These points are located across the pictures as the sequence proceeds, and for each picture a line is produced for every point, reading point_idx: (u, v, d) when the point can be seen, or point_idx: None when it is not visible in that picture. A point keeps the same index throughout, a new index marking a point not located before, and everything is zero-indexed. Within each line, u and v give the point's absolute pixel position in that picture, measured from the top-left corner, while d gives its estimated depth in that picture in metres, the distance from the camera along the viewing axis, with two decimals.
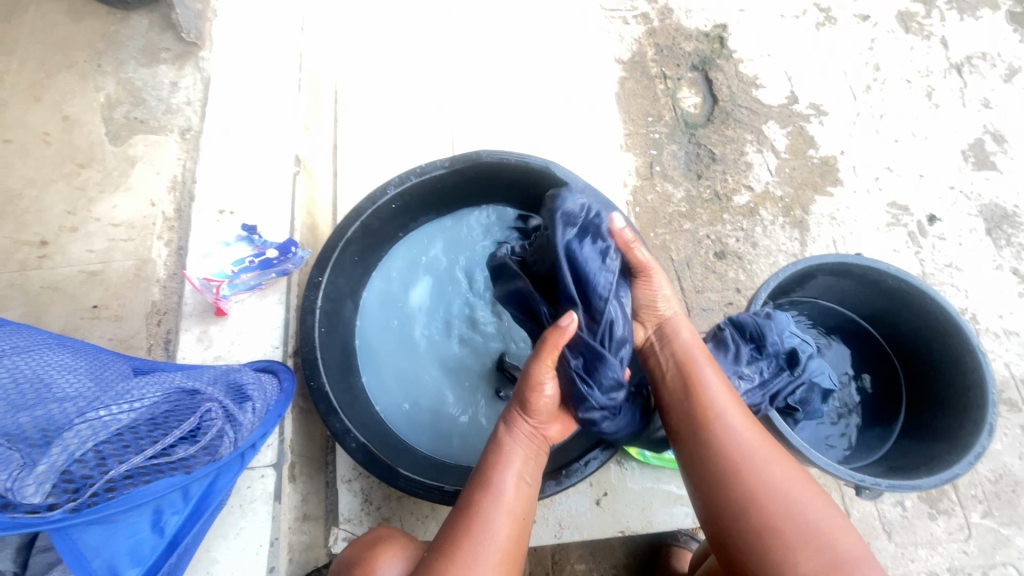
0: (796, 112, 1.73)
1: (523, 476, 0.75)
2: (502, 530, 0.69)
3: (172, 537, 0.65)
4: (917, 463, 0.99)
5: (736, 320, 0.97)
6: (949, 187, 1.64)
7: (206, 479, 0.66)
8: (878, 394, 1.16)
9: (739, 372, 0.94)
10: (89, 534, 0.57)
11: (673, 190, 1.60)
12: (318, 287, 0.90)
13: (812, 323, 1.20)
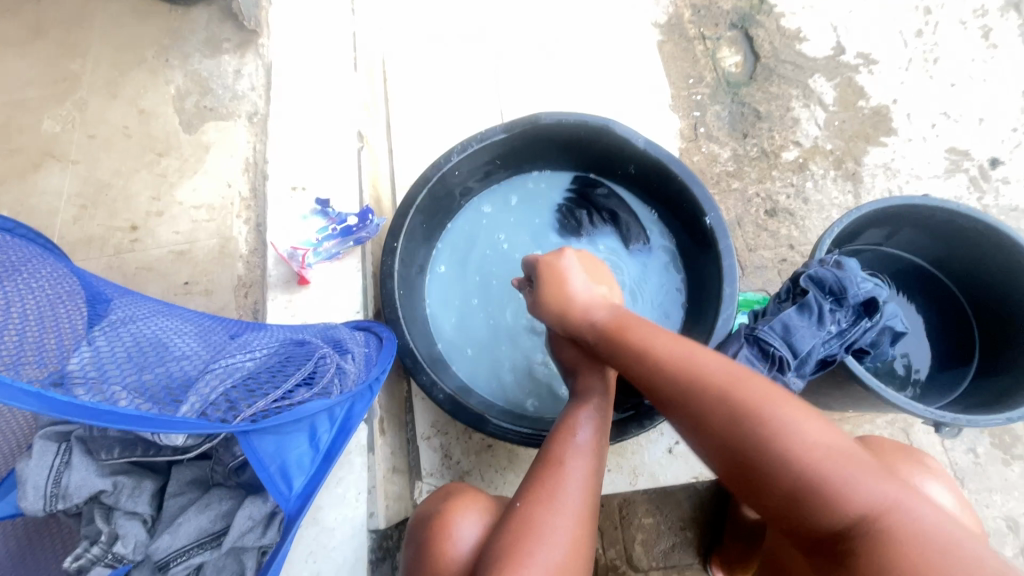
0: (843, 63, 1.68)
1: (598, 430, 0.76)
2: (579, 494, 0.69)
3: (326, 450, 0.70)
4: (996, 399, 0.98)
5: (816, 276, 0.94)
6: (1011, 129, 1.58)
7: (345, 404, 0.73)
8: (950, 338, 1.14)
9: (826, 328, 0.92)
10: (266, 441, 0.61)
11: (719, 150, 1.59)
12: (394, 252, 0.95)
13: (873, 270, 1.19)
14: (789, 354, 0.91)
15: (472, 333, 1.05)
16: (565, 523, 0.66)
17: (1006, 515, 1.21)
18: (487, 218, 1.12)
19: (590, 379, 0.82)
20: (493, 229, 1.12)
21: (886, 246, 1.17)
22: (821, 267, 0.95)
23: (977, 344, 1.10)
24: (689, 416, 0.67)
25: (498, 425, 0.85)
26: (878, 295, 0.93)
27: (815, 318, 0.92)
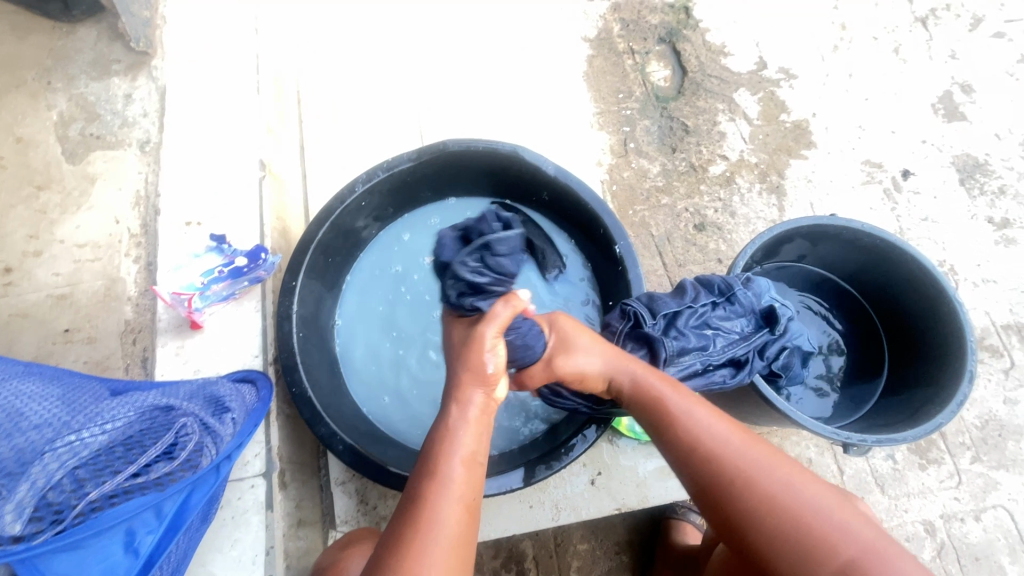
0: (765, 78, 1.73)
1: (475, 455, 0.67)
2: (450, 516, 0.61)
3: (148, 557, 0.62)
4: (904, 412, 1.01)
5: (702, 279, 0.99)
6: (921, 141, 1.64)
7: (180, 495, 0.64)
8: (862, 352, 1.18)
9: (708, 322, 0.95)
10: (59, 562, 0.55)
11: (649, 165, 1.62)
12: (293, 291, 0.90)
13: (791, 286, 1.22)
14: (657, 325, 0.92)
15: (383, 371, 1.00)
16: (439, 554, 0.59)
17: (923, 518, 1.26)
18: (400, 248, 1.08)
19: (464, 387, 0.71)
20: (406, 259, 1.07)
21: (802, 265, 1.19)
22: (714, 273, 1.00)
23: (886, 358, 1.14)
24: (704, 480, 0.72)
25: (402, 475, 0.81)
26: (773, 301, 0.97)
27: (698, 307, 0.95)
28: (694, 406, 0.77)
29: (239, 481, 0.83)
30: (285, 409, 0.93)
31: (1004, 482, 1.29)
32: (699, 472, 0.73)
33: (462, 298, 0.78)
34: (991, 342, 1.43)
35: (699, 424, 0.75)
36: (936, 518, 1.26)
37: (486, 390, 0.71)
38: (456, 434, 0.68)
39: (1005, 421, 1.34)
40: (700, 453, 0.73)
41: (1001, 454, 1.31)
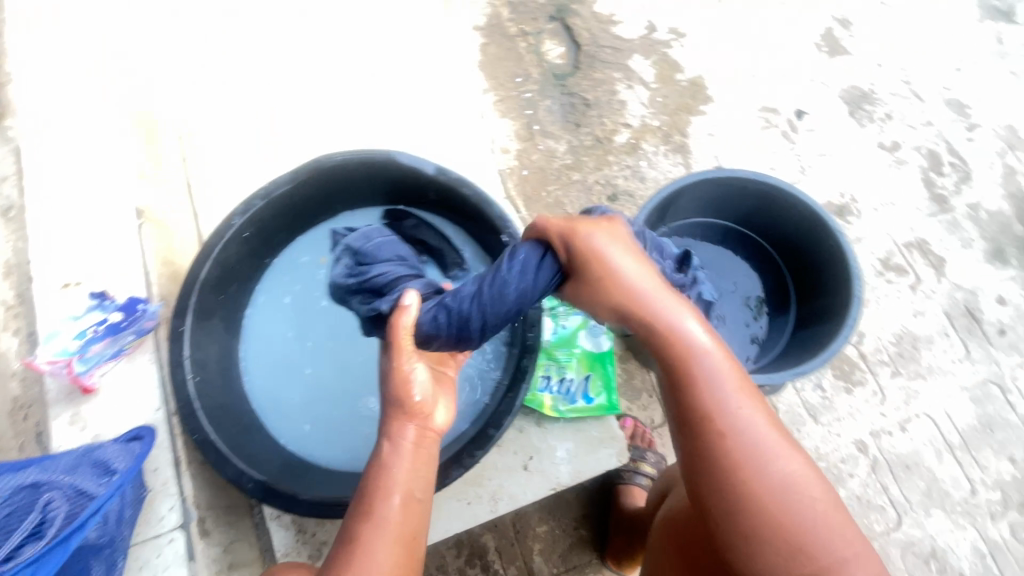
0: (656, 40, 1.76)
1: (413, 492, 0.69)
2: (385, 555, 0.64)
3: None
4: (807, 345, 1.06)
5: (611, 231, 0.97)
6: (810, 80, 1.70)
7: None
8: (770, 294, 1.23)
9: (647, 251, 0.84)
10: None
11: (556, 145, 1.64)
12: (182, 336, 0.87)
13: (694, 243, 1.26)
14: None
15: (299, 399, 0.99)
16: None
17: (856, 439, 1.32)
18: (298, 271, 1.06)
19: (393, 423, 0.73)
20: (305, 282, 1.06)
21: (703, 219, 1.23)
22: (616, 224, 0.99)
23: (790, 296, 1.19)
24: (714, 447, 0.64)
25: (314, 500, 0.79)
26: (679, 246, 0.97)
27: None
28: (722, 373, 0.67)
29: (157, 538, 0.84)
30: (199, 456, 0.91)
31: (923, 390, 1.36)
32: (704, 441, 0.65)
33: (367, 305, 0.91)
34: (898, 262, 1.50)
35: (723, 389, 0.66)
36: (868, 436, 1.33)
37: (416, 423, 0.74)
38: (391, 476, 0.69)
39: (917, 333, 1.41)
40: (713, 426, 0.65)
41: (917, 365, 1.38)
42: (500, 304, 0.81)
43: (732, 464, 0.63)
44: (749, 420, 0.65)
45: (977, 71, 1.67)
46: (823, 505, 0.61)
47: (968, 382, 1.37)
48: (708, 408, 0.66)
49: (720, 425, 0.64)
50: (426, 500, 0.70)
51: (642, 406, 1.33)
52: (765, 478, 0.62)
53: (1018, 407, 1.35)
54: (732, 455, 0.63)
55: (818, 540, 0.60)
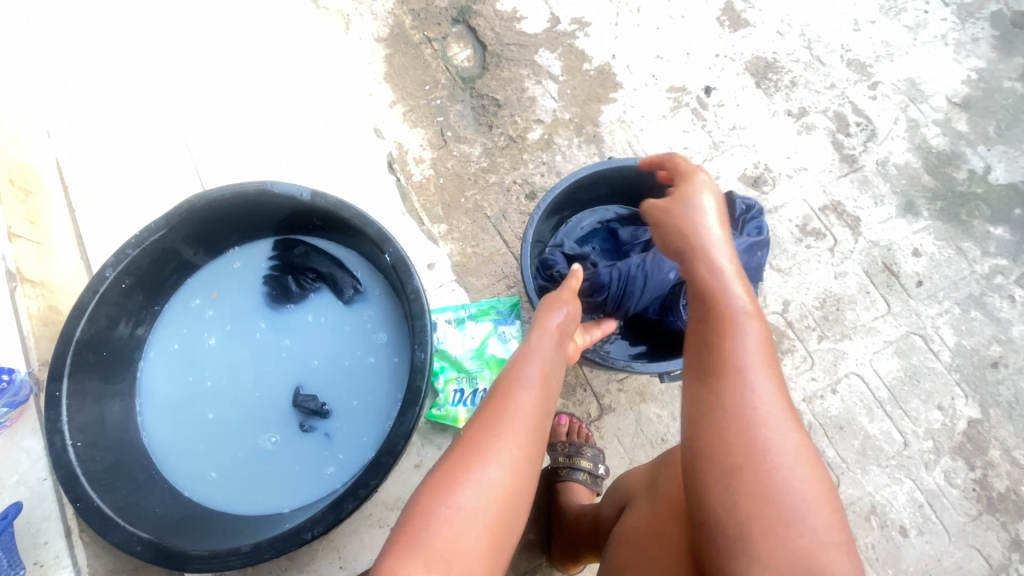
0: (561, 32, 1.75)
1: (518, 456, 0.68)
2: (440, 536, 0.61)
3: None
4: None
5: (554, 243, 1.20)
6: (715, 56, 1.71)
7: None
8: None
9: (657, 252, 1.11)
10: None
11: (470, 149, 1.63)
12: (59, 401, 0.83)
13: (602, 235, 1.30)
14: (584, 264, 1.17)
15: (201, 446, 0.95)
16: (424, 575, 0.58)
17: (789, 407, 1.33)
18: (191, 315, 1.02)
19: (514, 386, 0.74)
20: (199, 325, 1.02)
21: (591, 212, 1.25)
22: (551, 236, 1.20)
23: None
24: (717, 416, 0.66)
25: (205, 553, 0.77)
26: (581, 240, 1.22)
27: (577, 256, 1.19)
28: (754, 340, 0.69)
29: None
30: None
31: (851, 350, 1.37)
32: (713, 408, 0.67)
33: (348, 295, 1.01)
34: (815, 226, 1.52)
35: (744, 355, 0.68)
36: (801, 402, 1.33)
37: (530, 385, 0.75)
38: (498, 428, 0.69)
39: (839, 295, 1.42)
40: (725, 392, 0.67)
41: (843, 326, 1.39)
42: (660, 269, 1.11)
43: (733, 432, 0.65)
44: (759, 395, 0.66)
45: (875, 28, 1.70)
46: (808, 496, 0.61)
47: (892, 336, 1.38)
48: (725, 374, 0.68)
49: (728, 393, 0.66)
50: (522, 469, 0.67)
51: (577, 402, 1.33)
52: (762, 454, 0.63)
53: (942, 356, 1.37)
54: (735, 426, 0.65)
55: (802, 524, 0.59)
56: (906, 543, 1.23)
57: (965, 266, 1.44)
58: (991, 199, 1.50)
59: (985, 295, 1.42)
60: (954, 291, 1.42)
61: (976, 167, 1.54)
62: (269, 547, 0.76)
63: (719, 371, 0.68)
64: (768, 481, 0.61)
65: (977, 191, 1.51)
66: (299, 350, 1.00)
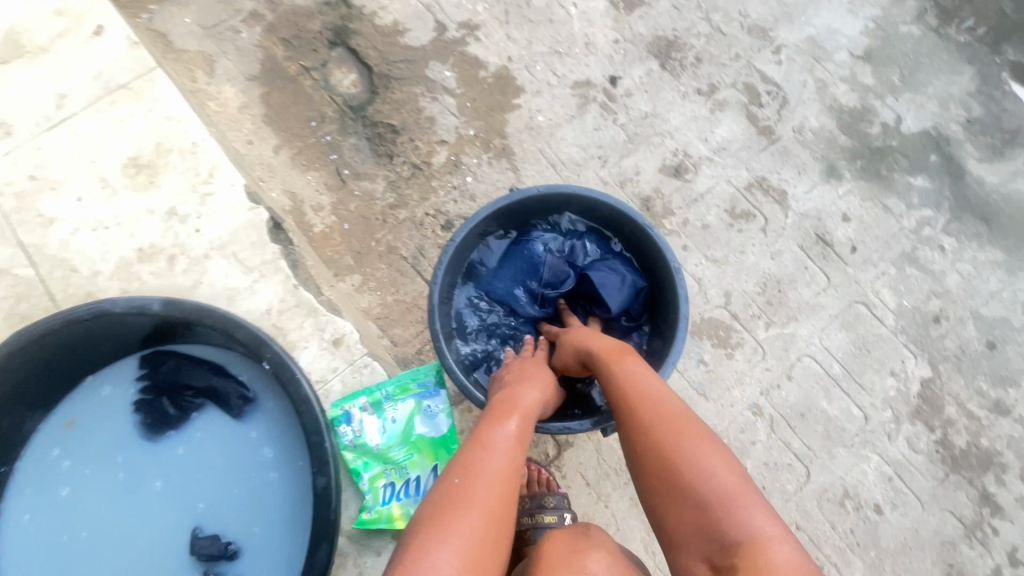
0: (450, 40, 1.62)
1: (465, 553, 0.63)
2: None
3: None
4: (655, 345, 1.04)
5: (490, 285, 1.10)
6: (615, 41, 1.61)
7: None
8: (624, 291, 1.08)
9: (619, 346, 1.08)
10: None
11: (373, 186, 1.49)
12: None
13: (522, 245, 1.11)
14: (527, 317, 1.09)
15: None
16: None
17: (748, 403, 1.28)
18: (48, 470, 0.86)
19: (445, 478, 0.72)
20: (62, 480, 0.86)
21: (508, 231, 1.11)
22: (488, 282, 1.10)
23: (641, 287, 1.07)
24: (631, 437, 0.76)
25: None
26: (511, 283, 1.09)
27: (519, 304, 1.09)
28: (644, 373, 0.83)
29: None
30: None
31: (799, 332, 1.33)
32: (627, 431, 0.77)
33: (235, 407, 0.88)
34: (744, 207, 1.46)
35: (641, 382, 0.81)
36: (759, 396, 1.29)
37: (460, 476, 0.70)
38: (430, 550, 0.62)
39: (778, 275, 1.38)
40: (633, 413, 0.78)
41: (787, 308, 1.35)
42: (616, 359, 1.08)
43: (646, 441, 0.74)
44: (666, 407, 0.77)
45: None
46: (726, 482, 0.67)
47: (835, 309, 1.35)
48: (628, 401, 0.80)
49: (632, 414, 0.78)
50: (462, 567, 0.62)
51: (532, 444, 1.24)
52: (674, 456, 0.71)
53: (886, 319, 1.34)
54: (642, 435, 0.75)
55: (731, 511, 0.65)
56: (881, 520, 1.21)
57: (894, 223, 1.42)
58: (907, 150, 1.49)
59: (916, 250, 1.40)
60: (887, 252, 1.40)
61: (888, 119, 1.51)
62: None
63: (624, 401, 0.80)
64: (686, 477, 0.69)
65: (892, 143, 1.49)
66: (190, 484, 0.87)
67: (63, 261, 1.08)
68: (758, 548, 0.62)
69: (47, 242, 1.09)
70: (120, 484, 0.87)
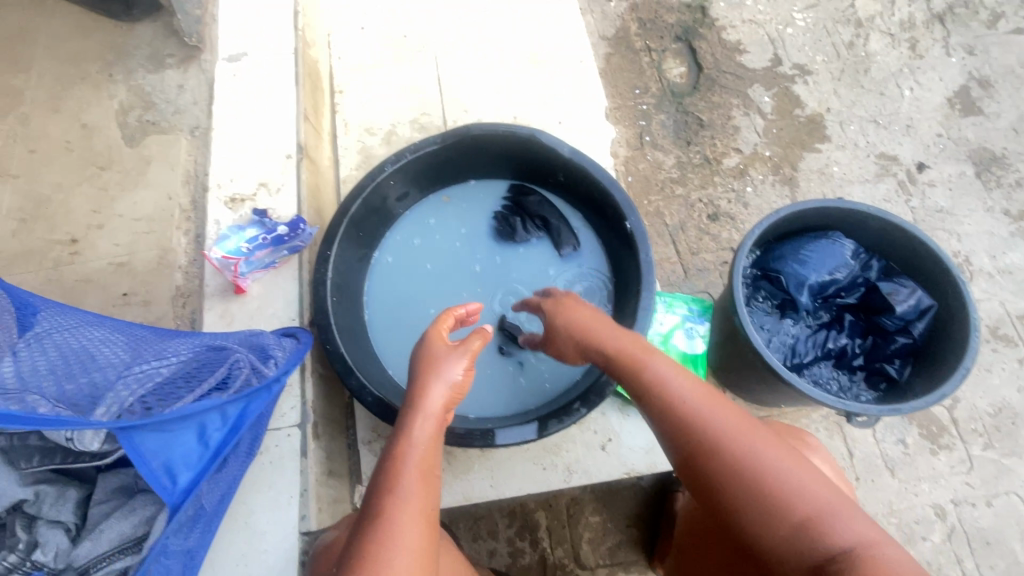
0: (780, 73, 1.77)
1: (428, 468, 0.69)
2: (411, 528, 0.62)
3: (217, 449, 0.68)
4: (921, 385, 1.03)
5: (789, 265, 1.12)
6: (937, 135, 1.66)
7: (239, 402, 0.72)
8: (918, 322, 1.05)
9: (887, 364, 1.08)
10: (149, 437, 0.61)
11: (664, 158, 1.68)
12: (328, 260, 0.97)
13: (833, 243, 1.11)
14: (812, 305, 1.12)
15: (405, 338, 1.09)
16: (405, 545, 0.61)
17: (934, 503, 1.27)
18: (421, 226, 1.15)
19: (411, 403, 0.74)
20: (423, 236, 1.15)
21: (814, 226, 1.14)
22: (790, 264, 1.12)
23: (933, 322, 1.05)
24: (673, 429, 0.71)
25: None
26: (815, 274, 1.09)
27: (809, 295, 1.11)
28: (664, 367, 0.75)
29: (276, 431, 0.92)
30: (316, 368, 1.00)
31: (1017, 469, 1.29)
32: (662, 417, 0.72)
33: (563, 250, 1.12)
34: (1007, 332, 1.43)
35: (667, 375, 0.74)
36: (947, 502, 1.27)
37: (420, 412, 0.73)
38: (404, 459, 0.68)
39: (1018, 409, 1.34)
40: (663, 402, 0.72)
41: (1013, 442, 1.32)
42: (882, 373, 1.09)
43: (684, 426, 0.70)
44: (692, 399, 0.71)
45: None
46: (778, 461, 0.65)
47: None
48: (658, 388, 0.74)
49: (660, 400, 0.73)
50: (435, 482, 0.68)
51: None
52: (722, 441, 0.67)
53: None
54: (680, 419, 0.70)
55: (799, 496, 0.62)
56: None
57: None
58: None
59: None
60: None
61: None
62: (479, 437, 0.88)
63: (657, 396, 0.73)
64: (738, 455, 0.66)
65: None
66: (506, 286, 1.12)
67: (458, 102, 1.42)
68: (834, 530, 0.59)
69: (454, 85, 1.43)
70: (459, 260, 1.14)
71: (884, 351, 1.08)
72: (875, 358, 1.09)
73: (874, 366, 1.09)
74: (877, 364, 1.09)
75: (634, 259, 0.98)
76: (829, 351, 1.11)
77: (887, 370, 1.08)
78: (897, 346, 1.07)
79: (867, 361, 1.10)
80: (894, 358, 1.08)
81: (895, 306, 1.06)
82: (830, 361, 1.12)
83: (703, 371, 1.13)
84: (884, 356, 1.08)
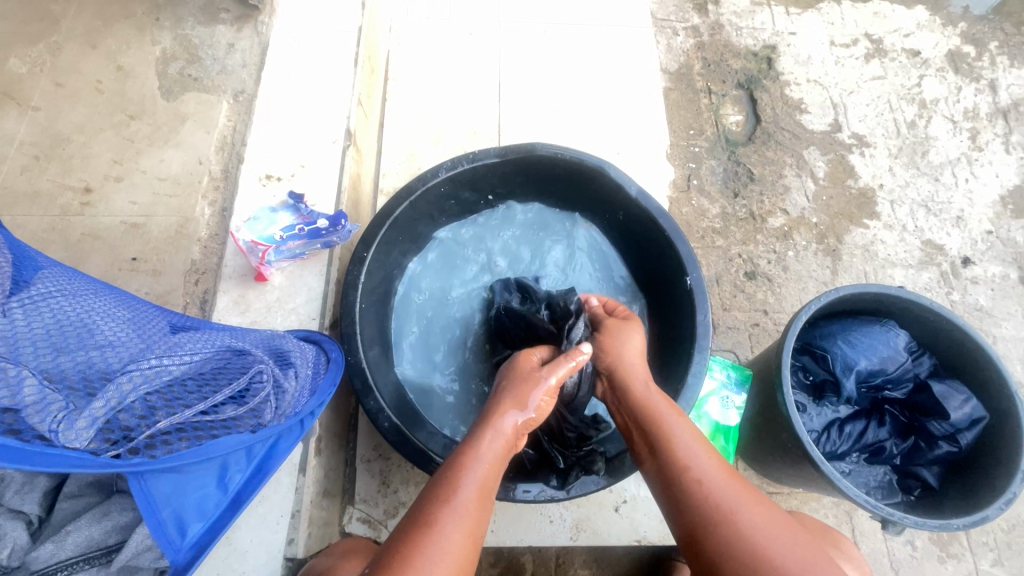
0: (838, 140, 1.72)
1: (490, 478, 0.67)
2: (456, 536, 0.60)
3: (235, 494, 0.66)
4: (958, 500, 0.97)
5: (840, 347, 1.06)
6: (986, 232, 1.63)
7: (267, 441, 0.69)
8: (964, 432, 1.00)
9: (923, 468, 1.03)
10: (163, 482, 0.58)
11: (708, 206, 1.60)
12: (362, 262, 0.90)
13: (887, 332, 1.06)
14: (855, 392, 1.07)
15: (428, 352, 1.04)
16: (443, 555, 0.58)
17: None
18: (466, 238, 1.11)
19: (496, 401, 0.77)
20: (466, 248, 1.11)
21: (870, 310, 1.09)
22: (841, 346, 1.06)
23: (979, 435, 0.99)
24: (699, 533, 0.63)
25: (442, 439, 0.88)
26: (866, 362, 1.03)
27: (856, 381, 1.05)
28: (705, 459, 0.68)
29: None
30: None
31: None
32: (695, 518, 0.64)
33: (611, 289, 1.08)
34: None
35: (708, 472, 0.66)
36: None
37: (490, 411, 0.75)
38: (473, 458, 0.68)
39: None
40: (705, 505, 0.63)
41: None
42: (916, 476, 1.04)
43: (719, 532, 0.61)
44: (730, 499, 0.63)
45: None
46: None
47: None
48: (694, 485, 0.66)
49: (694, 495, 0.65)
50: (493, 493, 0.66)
51: None
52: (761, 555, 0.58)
53: None
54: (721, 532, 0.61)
55: None
56: None
57: None
58: None
59: None
60: None
61: None
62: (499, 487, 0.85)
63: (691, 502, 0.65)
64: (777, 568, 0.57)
65: None
66: None
67: None
68: None
69: None
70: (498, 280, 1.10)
71: (922, 454, 1.03)
72: (912, 459, 1.04)
73: (908, 467, 1.05)
74: (911, 465, 1.04)
75: (687, 318, 0.93)
76: (864, 445, 1.06)
77: (923, 475, 1.03)
78: (937, 453, 1.02)
79: (902, 460, 1.06)
80: (933, 463, 1.03)
81: (943, 411, 1.01)
82: (862, 453, 1.07)
83: (732, 445, 1.12)
84: (922, 458, 1.03)
